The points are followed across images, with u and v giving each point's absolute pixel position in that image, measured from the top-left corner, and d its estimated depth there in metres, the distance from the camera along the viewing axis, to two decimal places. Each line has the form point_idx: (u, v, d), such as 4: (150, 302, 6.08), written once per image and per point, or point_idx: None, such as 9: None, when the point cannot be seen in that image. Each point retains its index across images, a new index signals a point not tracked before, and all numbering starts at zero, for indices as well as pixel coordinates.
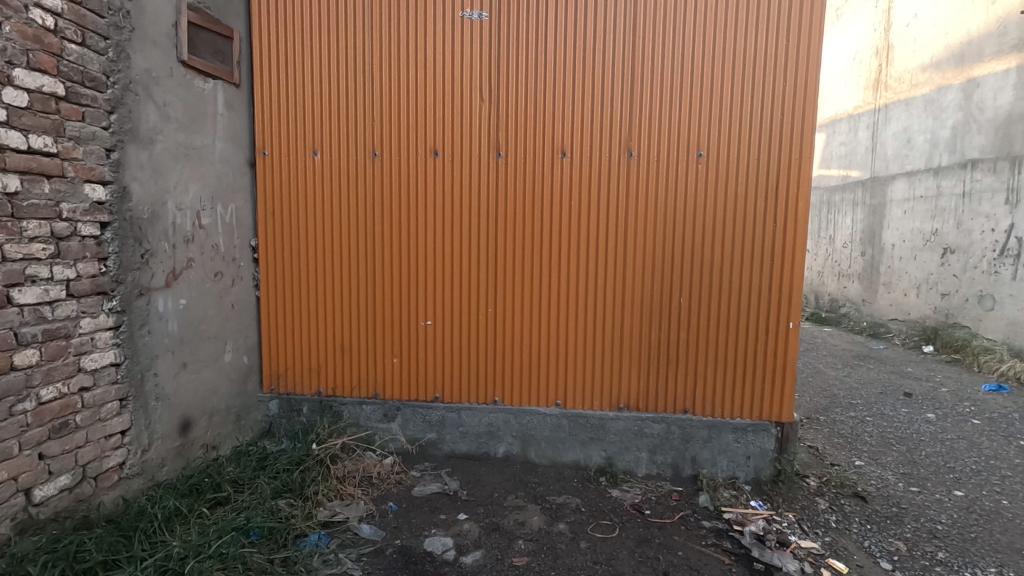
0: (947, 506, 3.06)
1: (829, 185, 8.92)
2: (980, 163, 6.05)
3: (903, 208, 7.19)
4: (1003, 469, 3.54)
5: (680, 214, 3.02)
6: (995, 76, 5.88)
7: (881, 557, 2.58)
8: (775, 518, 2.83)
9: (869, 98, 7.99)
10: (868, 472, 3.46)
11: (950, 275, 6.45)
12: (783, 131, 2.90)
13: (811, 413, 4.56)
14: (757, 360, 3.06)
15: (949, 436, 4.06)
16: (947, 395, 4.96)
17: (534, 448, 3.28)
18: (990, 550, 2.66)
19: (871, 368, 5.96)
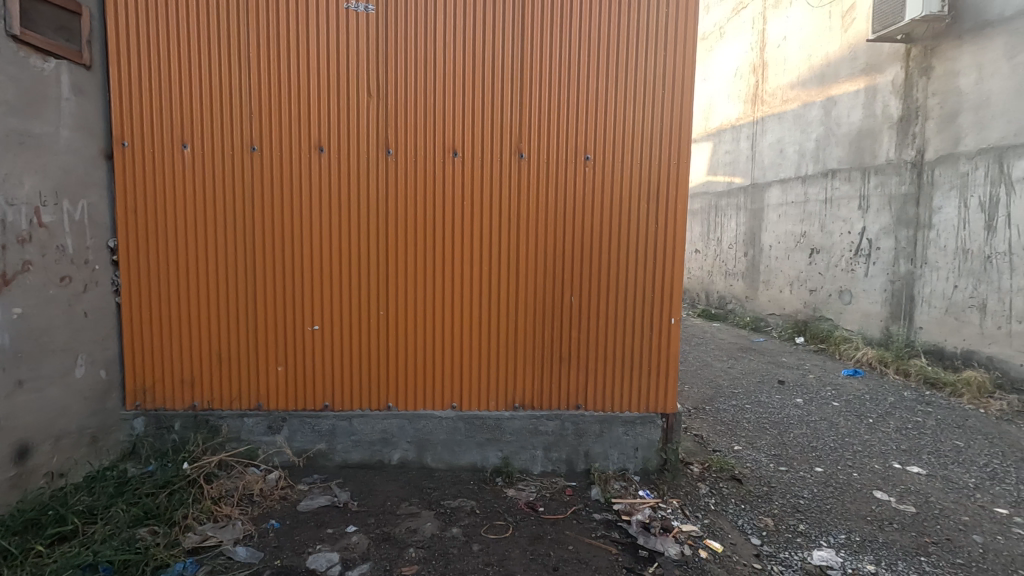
0: (808, 482, 3.37)
1: (716, 191, 9.61)
2: (838, 172, 6.76)
3: (779, 213, 7.88)
4: (856, 445, 3.96)
5: (570, 215, 3.09)
6: (849, 96, 6.61)
7: (751, 533, 2.80)
8: (660, 505, 2.99)
9: (748, 111, 8.70)
10: (744, 456, 3.74)
11: (816, 273, 7.17)
12: (663, 138, 3.06)
13: (698, 404, 4.86)
14: (643, 356, 3.21)
15: (813, 418, 4.49)
16: (814, 381, 5.50)
17: (430, 453, 3.22)
18: (842, 519, 2.95)
19: (753, 359, 6.48)
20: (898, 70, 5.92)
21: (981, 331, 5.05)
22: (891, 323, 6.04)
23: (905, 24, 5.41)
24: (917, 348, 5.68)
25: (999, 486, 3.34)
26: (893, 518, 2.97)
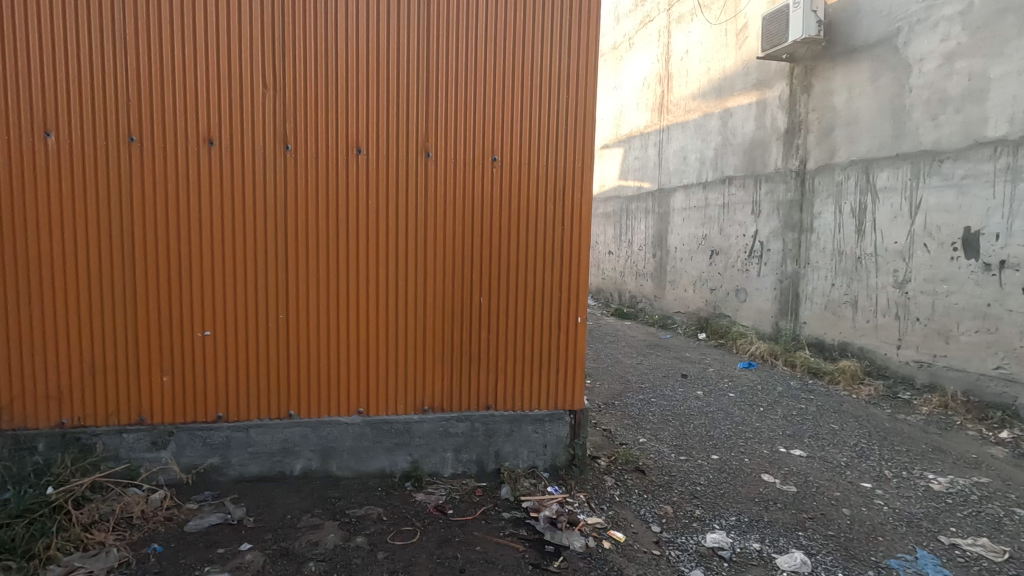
0: (705, 469, 3.59)
1: (626, 195, 10.03)
2: (734, 179, 7.27)
3: (683, 217, 8.35)
4: (748, 432, 4.27)
5: (478, 216, 3.09)
6: (742, 108, 7.12)
7: (652, 522, 2.94)
8: (567, 500, 3.06)
9: (655, 119, 9.15)
10: (648, 448, 3.92)
11: (716, 273, 7.67)
12: (567, 143, 3.15)
13: (608, 399, 5.04)
14: (552, 354, 3.27)
15: (711, 409, 4.79)
16: (713, 374, 5.88)
17: (335, 461, 3.09)
18: (733, 502, 3.17)
19: (659, 355, 6.81)
20: (784, 87, 6.46)
21: (853, 324, 5.62)
22: (780, 319, 6.57)
23: (788, 44, 5.92)
24: (802, 342, 6.22)
25: (865, 463, 3.72)
26: (776, 498, 3.23)
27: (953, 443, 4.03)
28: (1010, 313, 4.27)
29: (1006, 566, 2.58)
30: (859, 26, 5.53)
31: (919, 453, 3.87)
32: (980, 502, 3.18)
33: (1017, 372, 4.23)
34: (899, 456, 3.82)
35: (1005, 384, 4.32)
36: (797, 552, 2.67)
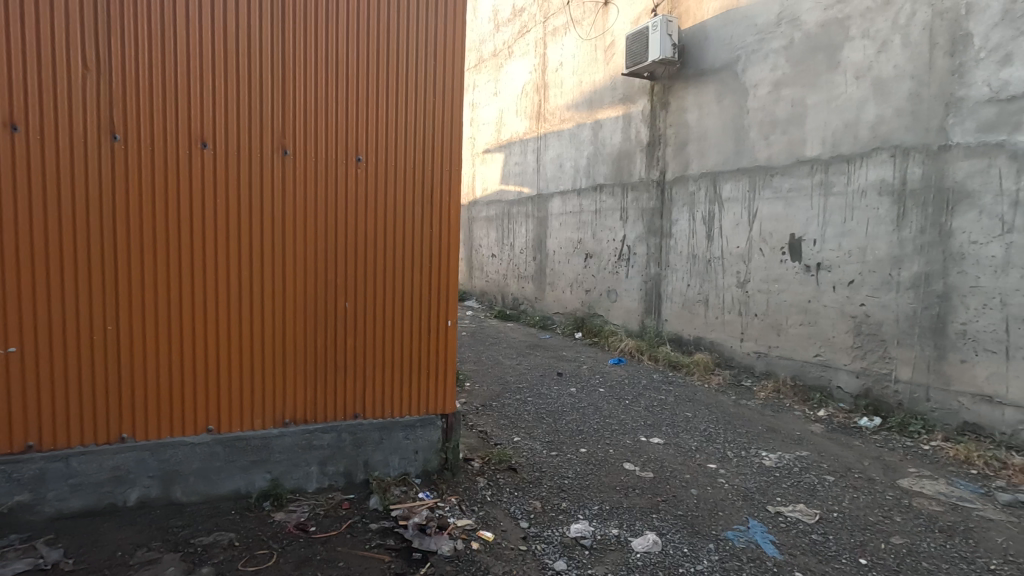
0: (573, 463, 3.76)
1: (507, 199, 10.24)
2: (604, 187, 7.73)
3: (560, 221, 8.71)
4: (614, 424, 4.54)
5: (342, 218, 2.98)
6: (611, 120, 7.59)
7: (521, 518, 3.01)
8: (438, 504, 3.05)
9: (533, 127, 9.45)
10: (522, 446, 4.02)
11: (590, 275, 8.09)
12: (435, 146, 3.16)
13: (485, 401, 5.10)
14: (423, 358, 3.25)
15: (583, 405, 5.04)
16: (586, 371, 6.19)
17: (180, 486, 2.80)
18: (597, 491, 3.35)
19: (538, 355, 7.03)
20: (646, 102, 6.98)
21: (706, 321, 6.21)
22: (646, 317, 7.09)
23: (649, 63, 6.40)
24: (664, 337, 6.76)
25: (712, 446, 4.12)
26: (635, 485, 3.46)
27: (782, 423, 4.60)
28: (825, 308, 4.97)
29: (816, 526, 2.99)
30: (707, 52, 6.13)
31: (755, 434, 4.37)
32: (800, 472, 3.66)
33: (831, 358, 4.94)
34: (740, 438, 4.28)
35: (822, 369, 5.02)
36: (650, 534, 2.88)
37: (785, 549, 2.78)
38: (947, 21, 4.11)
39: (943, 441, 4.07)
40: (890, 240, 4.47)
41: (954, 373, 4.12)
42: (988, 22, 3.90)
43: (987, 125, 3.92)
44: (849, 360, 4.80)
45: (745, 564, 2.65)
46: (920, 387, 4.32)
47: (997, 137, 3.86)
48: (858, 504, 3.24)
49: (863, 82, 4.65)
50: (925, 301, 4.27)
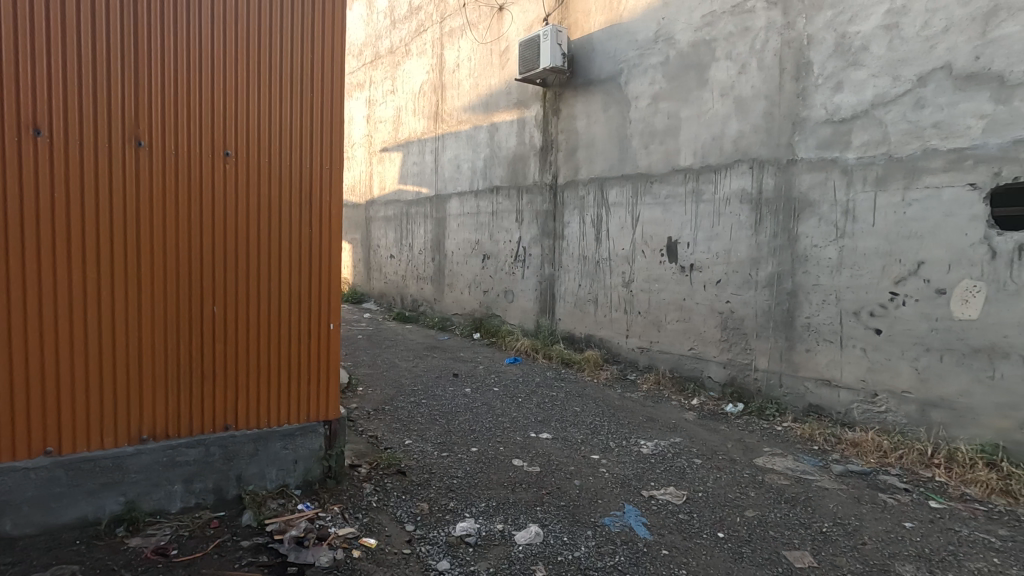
0: (464, 462, 3.79)
1: (406, 199, 10.08)
2: (501, 189, 7.86)
3: (458, 222, 8.73)
4: (506, 422, 4.63)
5: (208, 215, 2.78)
6: (506, 124, 7.73)
7: (407, 521, 2.99)
8: (319, 515, 2.94)
9: (430, 127, 9.38)
10: (412, 449, 3.98)
11: (487, 275, 8.18)
12: (313, 144, 3.06)
13: (378, 405, 4.98)
14: (303, 363, 3.13)
15: (477, 404, 5.09)
16: (482, 371, 6.25)
17: (10, 518, 2.48)
18: (485, 489, 3.41)
19: (435, 356, 6.99)
20: (539, 108, 7.19)
21: (595, 319, 6.52)
22: (540, 317, 7.30)
23: (540, 70, 6.59)
24: (558, 336, 7.00)
25: (596, 438, 4.33)
26: (522, 480, 3.56)
27: (660, 412, 4.95)
28: (697, 305, 5.41)
29: (683, 506, 3.26)
30: (594, 63, 6.43)
31: (636, 424, 4.66)
32: (673, 458, 3.95)
33: (702, 351, 5.39)
34: (622, 428, 4.54)
35: (695, 361, 5.46)
36: (533, 526, 2.98)
37: (655, 530, 3.00)
38: (793, 49, 4.64)
39: (792, 422, 4.59)
40: (750, 244, 4.97)
41: (801, 361, 4.66)
42: (824, 53, 4.45)
43: (824, 143, 4.47)
44: (717, 352, 5.26)
45: (619, 546, 2.82)
46: (775, 374, 4.85)
47: (832, 153, 4.42)
48: (720, 483, 3.57)
49: (726, 100, 5.12)
50: (778, 297, 4.79)
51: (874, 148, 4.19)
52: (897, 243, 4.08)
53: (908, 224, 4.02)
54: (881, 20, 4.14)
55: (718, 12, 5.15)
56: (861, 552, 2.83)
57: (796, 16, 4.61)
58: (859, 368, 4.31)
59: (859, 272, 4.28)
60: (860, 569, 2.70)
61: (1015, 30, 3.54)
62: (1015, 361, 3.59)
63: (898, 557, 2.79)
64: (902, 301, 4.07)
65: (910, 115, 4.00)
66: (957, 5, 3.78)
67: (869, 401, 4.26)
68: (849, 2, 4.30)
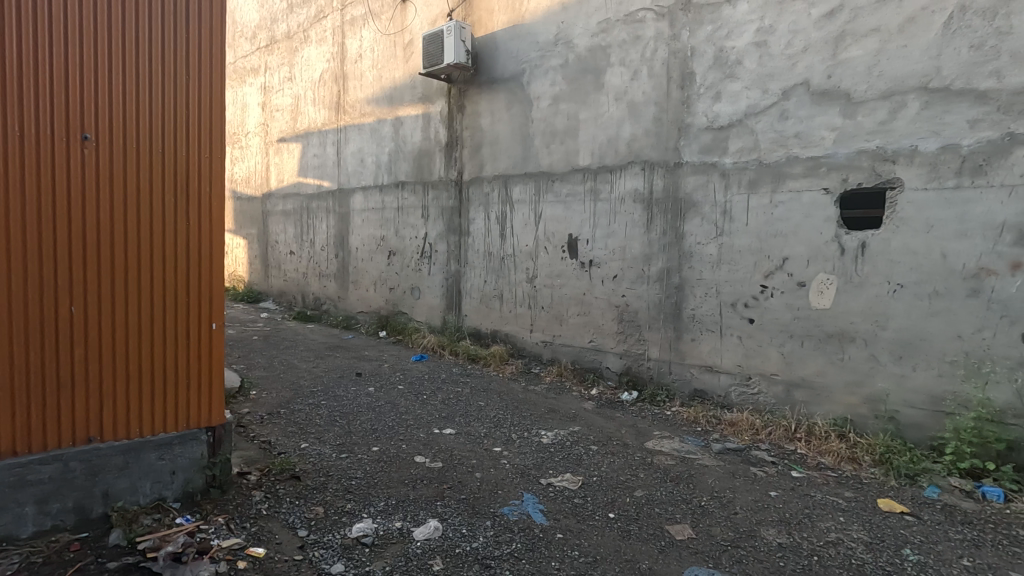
0: (363, 462, 3.71)
1: (306, 193, 9.63)
2: (406, 184, 7.74)
3: (362, 218, 8.48)
4: (409, 420, 4.58)
5: (64, 205, 2.54)
6: (411, 118, 7.62)
7: (299, 526, 2.88)
8: (200, 527, 2.77)
9: (332, 118, 9.01)
10: (309, 452, 3.83)
11: (393, 272, 8.02)
12: (189, 131, 2.89)
13: (272, 408, 4.74)
14: (181, 366, 2.93)
15: (380, 403, 4.98)
16: (386, 370, 6.13)
17: None
18: (385, 488, 3.36)
19: (338, 356, 6.76)
20: (444, 104, 7.15)
21: (501, 314, 6.61)
22: (447, 313, 7.28)
23: (444, 65, 6.55)
24: (464, 332, 7.02)
25: (499, 430, 4.41)
26: (424, 476, 3.54)
27: (561, 403, 5.13)
28: (596, 299, 5.66)
29: (578, 490, 3.41)
30: (497, 61, 6.50)
31: (538, 415, 4.79)
32: (571, 446, 4.12)
33: (601, 343, 5.65)
34: (524, 420, 4.65)
35: (594, 353, 5.71)
36: (432, 521, 2.98)
37: (551, 515, 3.11)
38: (679, 59, 4.97)
39: (680, 406, 4.95)
40: (642, 241, 5.27)
41: (687, 350, 5.03)
42: (706, 65, 4.82)
43: (706, 148, 4.84)
44: (614, 344, 5.54)
45: (517, 534, 2.89)
46: (665, 363, 5.19)
47: (712, 158, 4.80)
48: (613, 467, 3.78)
49: (621, 104, 5.39)
50: (667, 291, 5.13)
51: (747, 154, 4.59)
52: (766, 241, 4.52)
53: (775, 224, 4.46)
54: (752, 38, 4.54)
55: (612, 19, 5.40)
56: (734, 521, 3.12)
57: (681, 28, 4.95)
58: (736, 355, 4.72)
59: (736, 267, 4.69)
60: (732, 536, 2.97)
61: (859, 54, 4.04)
62: (859, 344, 4.11)
63: (763, 523, 3.10)
64: (770, 293, 4.51)
65: (776, 125, 4.43)
66: (813, 28, 4.24)
67: (744, 384, 4.69)
68: (726, 19, 4.67)
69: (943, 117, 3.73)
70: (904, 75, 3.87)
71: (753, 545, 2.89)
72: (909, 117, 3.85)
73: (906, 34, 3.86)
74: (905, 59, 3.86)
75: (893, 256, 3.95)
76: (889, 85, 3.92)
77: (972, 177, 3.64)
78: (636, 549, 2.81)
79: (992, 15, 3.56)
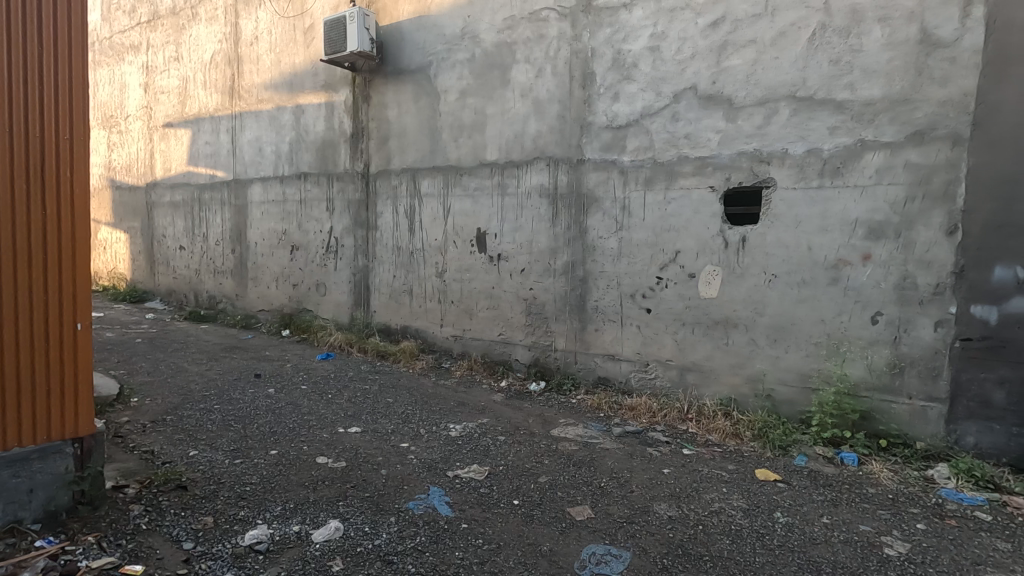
0: (259, 467, 3.52)
1: (197, 183, 8.93)
2: (309, 176, 7.40)
3: (261, 210, 8.01)
4: (312, 420, 4.41)
5: None
6: (313, 107, 7.29)
7: (185, 539, 2.69)
8: (65, 549, 2.52)
9: (225, 103, 8.41)
10: (198, 459, 3.58)
11: (297, 268, 7.66)
12: (42, 110, 2.64)
13: (157, 416, 4.37)
14: (39, 370, 2.65)
15: (280, 405, 4.75)
16: (288, 369, 5.85)
17: None
18: (283, 492, 3.21)
19: (235, 357, 6.35)
20: (348, 93, 6.91)
21: (411, 309, 6.52)
22: (355, 310, 7.06)
23: (347, 53, 6.33)
24: (373, 328, 6.85)
25: (407, 426, 4.36)
26: (325, 477, 3.43)
27: (471, 396, 5.17)
28: (504, 293, 5.74)
29: (484, 480, 3.46)
30: (403, 52, 6.38)
31: (446, 409, 4.79)
32: (478, 437, 4.16)
33: (510, 336, 5.73)
34: (433, 415, 4.63)
35: (504, 346, 5.79)
36: (333, 522, 2.89)
37: (457, 507, 3.12)
38: (580, 59, 5.14)
39: (585, 394, 5.14)
40: (548, 235, 5.41)
41: (592, 340, 5.23)
42: (605, 66, 5.02)
43: (606, 146, 5.04)
44: (523, 336, 5.65)
45: (421, 528, 2.88)
46: (570, 353, 5.37)
47: (612, 155, 5.01)
48: (519, 455, 3.86)
49: (526, 101, 5.48)
50: (572, 284, 5.31)
51: (644, 153, 4.85)
52: (660, 235, 4.80)
53: (668, 219, 4.75)
54: (647, 42, 4.79)
55: (517, 17, 5.48)
56: (629, 498, 3.31)
57: (582, 29, 5.11)
58: (636, 343, 4.99)
59: (634, 260, 4.94)
60: (627, 513, 3.15)
61: (739, 63, 4.39)
62: (741, 330, 4.49)
63: (656, 499, 3.31)
64: (665, 284, 4.80)
65: (668, 126, 4.71)
66: (700, 37, 4.54)
67: (643, 370, 4.97)
68: (623, 23, 4.89)
69: (809, 123, 4.15)
70: (777, 83, 4.25)
71: (646, 519, 3.08)
72: (781, 122, 4.24)
73: (778, 46, 4.24)
74: (777, 69, 4.25)
75: (768, 249, 4.34)
76: (765, 92, 4.30)
77: (832, 178, 4.08)
78: (538, 533, 2.90)
79: (846, 33, 4.00)
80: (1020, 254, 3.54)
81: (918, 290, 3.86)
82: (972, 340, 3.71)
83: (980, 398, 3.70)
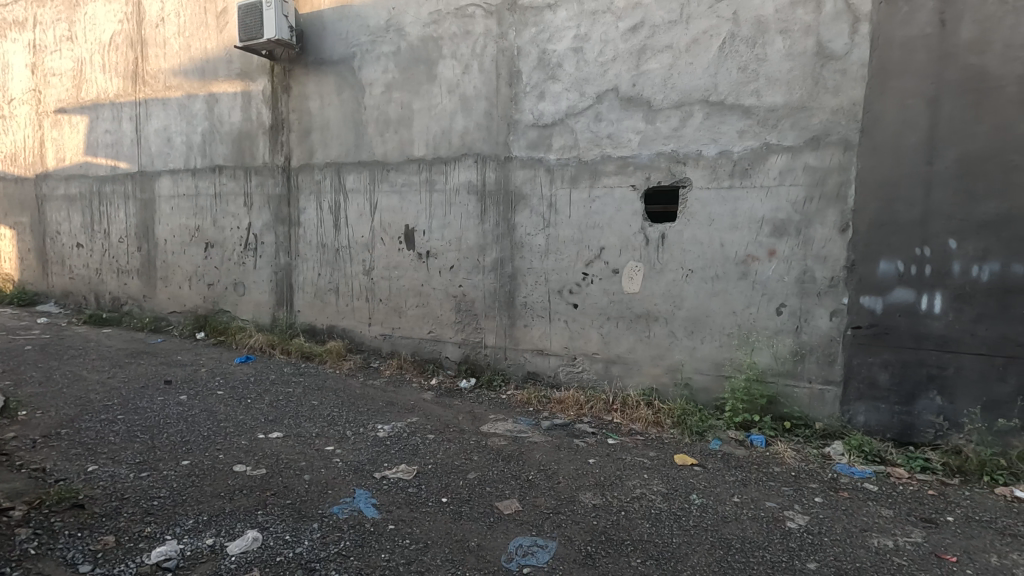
0: (169, 479, 3.30)
1: (97, 175, 8.21)
2: (224, 169, 7.00)
3: (171, 205, 7.48)
4: (229, 427, 4.19)
5: None
6: (227, 96, 6.88)
7: (81, 562, 2.49)
8: None
9: (127, 89, 7.78)
10: (99, 475, 3.31)
11: (212, 266, 7.22)
12: None
13: (50, 430, 3.99)
14: None
15: (193, 412, 4.47)
16: (203, 374, 5.52)
17: None
18: (195, 504, 3.03)
19: (142, 363, 5.92)
20: (266, 82, 6.58)
21: (336, 309, 6.33)
22: (277, 310, 6.76)
23: (264, 40, 6.02)
24: (297, 328, 6.59)
25: (332, 429, 4.23)
26: (243, 486, 3.27)
27: (400, 396, 5.09)
28: (433, 290, 5.69)
29: (413, 480, 3.43)
30: (324, 42, 6.15)
31: (375, 410, 4.69)
32: (407, 437, 4.11)
33: (440, 334, 5.70)
34: (360, 416, 4.52)
35: (434, 344, 5.75)
36: (251, 532, 2.77)
37: (383, 508, 3.08)
38: (507, 57, 5.18)
39: (515, 389, 5.21)
40: (477, 231, 5.42)
41: (521, 336, 5.30)
42: (530, 65, 5.08)
43: (532, 144, 5.11)
44: (452, 333, 5.63)
45: (346, 532, 2.82)
46: (500, 349, 5.41)
47: (538, 154, 5.09)
48: (449, 453, 3.85)
49: (453, 97, 5.45)
50: (501, 280, 5.34)
51: (569, 152, 4.95)
52: (585, 232, 4.93)
53: (593, 217, 4.89)
54: (570, 43, 4.90)
55: (442, 11, 5.42)
56: (556, 490, 3.38)
57: (508, 28, 5.14)
58: (563, 338, 5.10)
59: (561, 257, 5.05)
60: (553, 504, 3.22)
61: (657, 66, 4.57)
62: (661, 323, 4.70)
63: (581, 488, 3.41)
64: (590, 280, 4.94)
65: (592, 126, 4.85)
66: (620, 40, 4.70)
67: (570, 364, 5.09)
68: (547, 23, 4.97)
69: (720, 127, 4.40)
70: (691, 88, 4.47)
71: (571, 509, 3.17)
72: (695, 125, 4.47)
73: (692, 53, 4.45)
74: (691, 74, 4.46)
75: (685, 246, 4.57)
76: (681, 96, 4.51)
77: (741, 178, 4.35)
78: (465, 529, 2.91)
79: (752, 43, 4.27)
80: (900, 249, 3.93)
81: (816, 283, 4.19)
82: (861, 328, 4.08)
83: (868, 380, 4.08)
